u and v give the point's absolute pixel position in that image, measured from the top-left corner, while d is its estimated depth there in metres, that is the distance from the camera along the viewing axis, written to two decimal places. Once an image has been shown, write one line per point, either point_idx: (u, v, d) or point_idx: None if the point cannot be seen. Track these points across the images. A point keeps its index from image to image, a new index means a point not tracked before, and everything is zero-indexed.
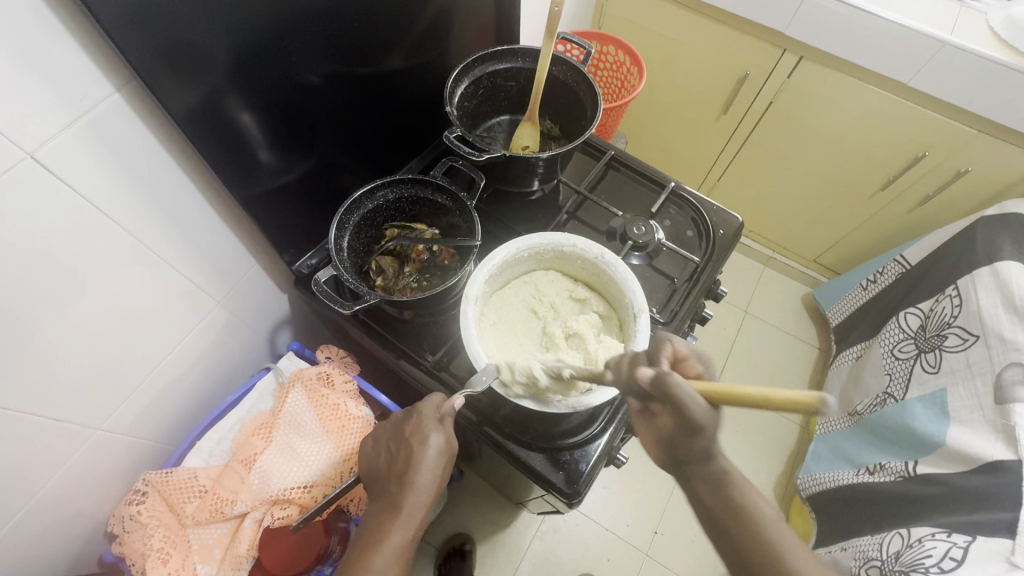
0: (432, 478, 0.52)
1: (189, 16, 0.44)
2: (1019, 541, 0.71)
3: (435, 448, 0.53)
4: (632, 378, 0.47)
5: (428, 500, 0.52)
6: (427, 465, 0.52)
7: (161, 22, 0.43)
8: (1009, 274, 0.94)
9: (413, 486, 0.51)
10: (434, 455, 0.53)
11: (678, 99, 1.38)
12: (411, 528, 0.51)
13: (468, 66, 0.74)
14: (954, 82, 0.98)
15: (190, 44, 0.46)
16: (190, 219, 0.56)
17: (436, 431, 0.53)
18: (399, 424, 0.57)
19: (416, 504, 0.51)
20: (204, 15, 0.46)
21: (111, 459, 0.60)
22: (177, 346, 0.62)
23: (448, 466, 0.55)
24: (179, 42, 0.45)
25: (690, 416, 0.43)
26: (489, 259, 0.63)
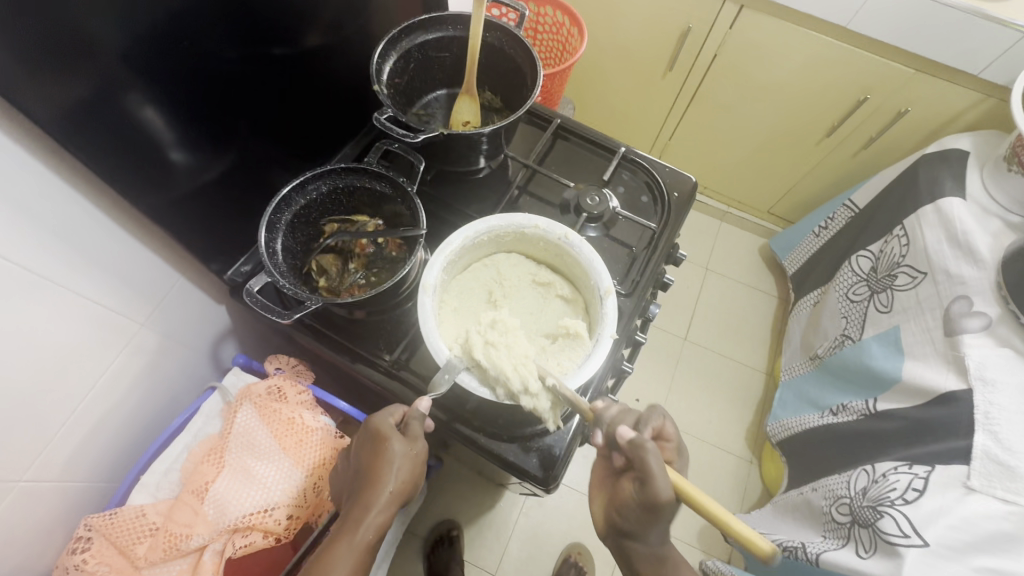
0: (391, 485, 0.49)
1: (56, 3, 0.38)
2: (974, 466, 0.75)
3: (395, 453, 0.50)
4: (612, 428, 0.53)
5: (389, 508, 0.49)
6: (387, 473, 0.50)
7: (21, 8, 0.36)
8: (951, 210, 0.96)
9: (371, 495, 0.49)
10: (394, 461, 0.50)
11: (624, 58, 1.34)
12: (365, 540, 0.47)
13: (394, 39, 0.68)
14: (892, 22, 0.98)
15: (60, 34, 0.39)
16: (90, 235, 0.49)
17: (398, 437, 0.51)
18: (361, 438, 0.54)
19: (371, 514, 0.48)
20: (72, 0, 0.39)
21: (45, 508, 0.55)
22: (102, 378, 0.56)
23: (417, 474, 0.52)
24: (52, 34, 0.38)
25: (651, 488, 0.47)
26: (444, 245, 0.59)
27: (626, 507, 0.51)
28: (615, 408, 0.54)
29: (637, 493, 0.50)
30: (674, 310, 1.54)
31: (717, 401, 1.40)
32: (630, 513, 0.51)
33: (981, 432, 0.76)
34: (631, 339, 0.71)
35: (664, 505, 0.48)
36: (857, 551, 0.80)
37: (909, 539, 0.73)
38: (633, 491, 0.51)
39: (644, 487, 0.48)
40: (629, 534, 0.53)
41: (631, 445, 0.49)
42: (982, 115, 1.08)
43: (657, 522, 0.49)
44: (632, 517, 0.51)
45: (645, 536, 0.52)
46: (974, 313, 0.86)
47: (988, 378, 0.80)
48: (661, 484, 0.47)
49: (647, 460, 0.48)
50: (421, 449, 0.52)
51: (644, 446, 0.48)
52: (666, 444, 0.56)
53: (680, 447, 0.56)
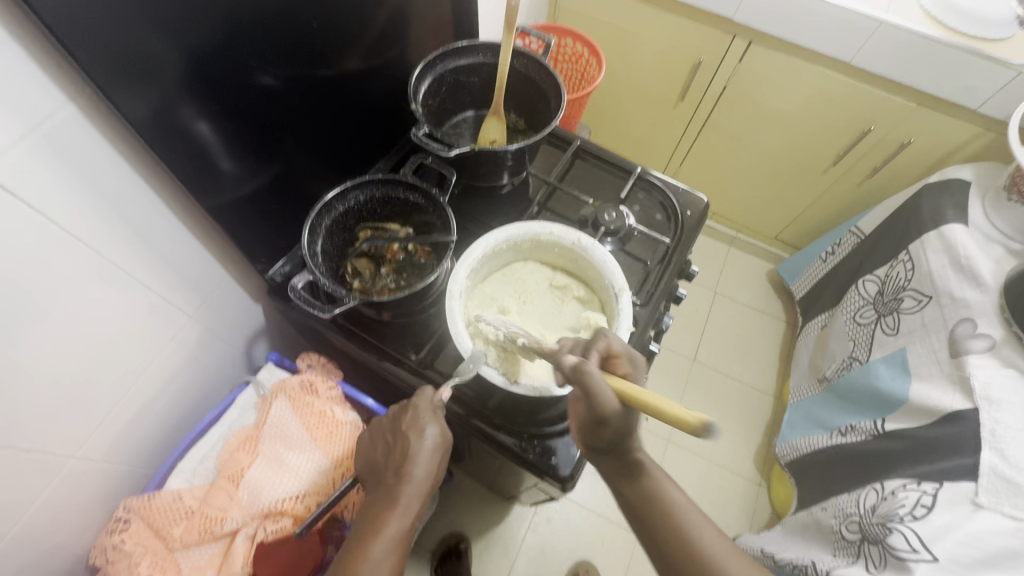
0: (428, 471, 0.53)
1: (137, 24, 0.43)
2: (982, 482, 0.76)
3: (433, 439, 0.53)
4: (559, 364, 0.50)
5: (425, 492, 0.53)
6: (424, 458, 0.53)
7: (112, 25, 0.41)
8: (954, 236, 1.00)
9: (409, 478, 0.52)
10: (430, 448, 0.53)
11: (637, 89, 1.40)
12: (409, 519, 0.51)
13: (430, 63, 0.74)
14: (892, 59, 1.04)
15: (144, 45, 0.44)
16: (154, 232, 0.54)
17: (433, 423, 0.54)
18: (396, 419, 0.57)
19: (412, 495, 0.52)
20: (152, 21, 0.44)
21: (89, 488, 0.58)
22: (149, 366, 0.60)
23: (443, 460, 0.56)
24: (134, 47, 0.43)
25: (596, 411, 0.46)
26: (467, 254, 0.63)
27: (582, 426, 0.51)
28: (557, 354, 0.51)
29: (586, 408, 0.48)
30: (684, 331, 1.56)
31: (726, 422, 1.41)
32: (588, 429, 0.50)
33: (988, 450, 0.78)
34: (645, 348, 0.74)
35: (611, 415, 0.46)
36: (868, 567, 0.81)
37: (918, 553, 0.74)
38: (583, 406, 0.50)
39: (590, 403, 0.47)
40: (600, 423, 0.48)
41: (573, 369, 0.47)
42: (982, 147, 1.12)
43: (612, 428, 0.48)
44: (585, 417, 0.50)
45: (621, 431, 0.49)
46: (979, 335, 0.88)
47: (993, 398, 0.82)
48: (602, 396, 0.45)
49: (585, 377, 0.46)
50: (450, 439, 0.55)
51: (586, 369, 0.46)
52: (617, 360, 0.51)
53: (633, 361, 0.51)
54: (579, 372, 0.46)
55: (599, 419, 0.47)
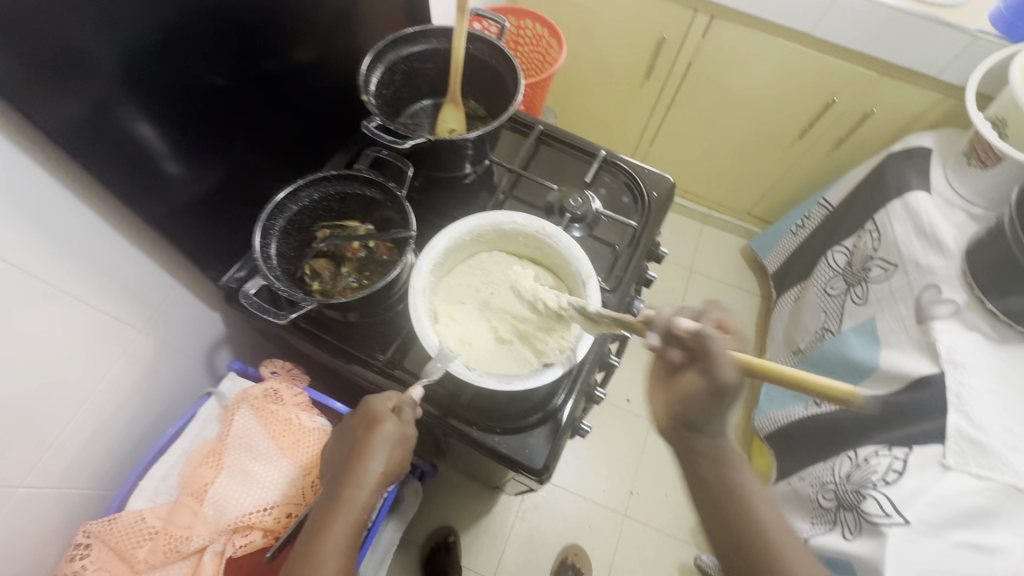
0: (382, 467, 0.51)
1: (53, 21, 0.40)
2: (950, 445, 0.77)
3: (387, 435, 0.51)
4: (667, 327, 0.49)
5: (377, 489, 0.51)
6: (377, 453, 0.51)
7: (25, 23, 0.38)
8: (918, 204, 1.01)
9: (360, 476, 0.50)
10: (385, 444, 0.51)
11: (603, 68, 1.38)
12: (357, 517, 0.50)
13: (380, 51, 0.71)
14: (853, 29, 1.04)
15: (60, 48, 0.41)
16: (90, 244, 0.51)
17: (388, 419, 0.52)
18: (354, 416, 0.55)
19: (361, 493, 0.50)
20: (72, 18, 0.41)
21: (44, 518, 0.55)
22: (98, 385, 0.57)
23: (404, 456, 0.54)
24: (54, 44, 0.41)
25: (717, 375, 0.47)
26: (428, 248, 0.61)
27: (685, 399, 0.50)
28: (668, 313, 0.50)
29: (702, 381, 0.49)
30: (661, 312, 1.57)
31: None
32: (694, 405, 0.50)
33: (954, 413, 0.79)
34: (617, 333, 0.73)
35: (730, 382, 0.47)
36: (844, 533, 0.83)
37: (891, 518, 0.76)
38: (694, 381, 0.49)
39: (708, 377, 0.48)
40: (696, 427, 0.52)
41: (696, 337, 0.47)
42: (942, 114, 1.13)
43: (725, 407, 0.49)
44: (693, 404, 0.50)
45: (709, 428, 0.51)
46: (943, 300, 0.90)
47: (958, 361, 0.83)
48: (725, 367, 0.46)
49: (712, 345, 0.47)
50: (411, 433, 0.53)
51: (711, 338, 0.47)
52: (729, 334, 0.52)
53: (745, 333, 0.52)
54: (703, 338, 0.47)
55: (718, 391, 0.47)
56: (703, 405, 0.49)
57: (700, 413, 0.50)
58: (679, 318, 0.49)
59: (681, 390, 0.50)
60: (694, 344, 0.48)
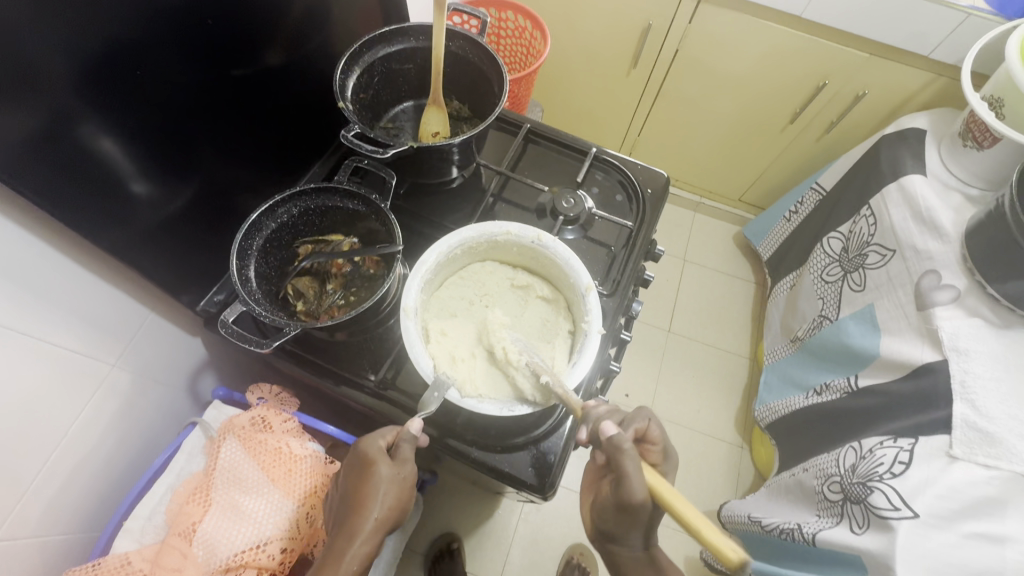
0: (378, 513, 0.49)
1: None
2: (956, 435, 0.76)
3: (383, 477, 0.50)
4: (594, 428, 0.52)
5: (374, 539, 0.48)
6: (373, 499, 0.49)
7: None
8: (914, 188, 0.99)
9: (358, 524, 0.48)
10: (381, 487, 0.50)
11: (588, 58, 1.34)
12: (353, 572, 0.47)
13: (356, 53, 0.67)
14: (844, 8, 1.01)
15: (9, 64, 0.37)
16: (52, 278, 0.48)
17: (383, 461, 0.51)
18: (352, 463, 0.54)
19: (355, 544, 0.47)
20: (16, 31, 0.37)
21: (21, 569, 0.52)
22: (72, 425, 0.54)
23: (404, 501, 0.52)
24: (4, 63, 0.37)
25: (626, 489, 0.48)
26: (419, 264, 0.58)
27: (608, 504, 0.54)
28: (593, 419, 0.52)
29: (613, 493, 0.50)
30: (657, 304, 1.55)
31: (705, 389, 1.42)
32: (609, 515, 0.53)
33: (959, 401, 0.78)
34: (616, 339, 0.70)
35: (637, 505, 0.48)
36: (852, 527, 0.82)
37: (900, 511, 0.75)
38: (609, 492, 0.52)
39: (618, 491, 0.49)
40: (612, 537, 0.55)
41: (611, 444, 0.49)
42: (935, 94, 1.11)
43: (635, 520, 0.50)
44: (610, 512, 0.53)
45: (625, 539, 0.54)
46: (943, 287, 0.88)
47: (961, 348, 0.82)
48: (635, 487, 0.48)
49: (623, 460, 0.48)
50: (409, 473, 0.52)
51: (622, 448, 0.48)
52: (653, 445, 0.55)
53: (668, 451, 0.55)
54: (614, 446, 0.49)
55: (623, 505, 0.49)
56: (618, 514, 0.51)
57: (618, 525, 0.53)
58: (606, 423, 0.51)
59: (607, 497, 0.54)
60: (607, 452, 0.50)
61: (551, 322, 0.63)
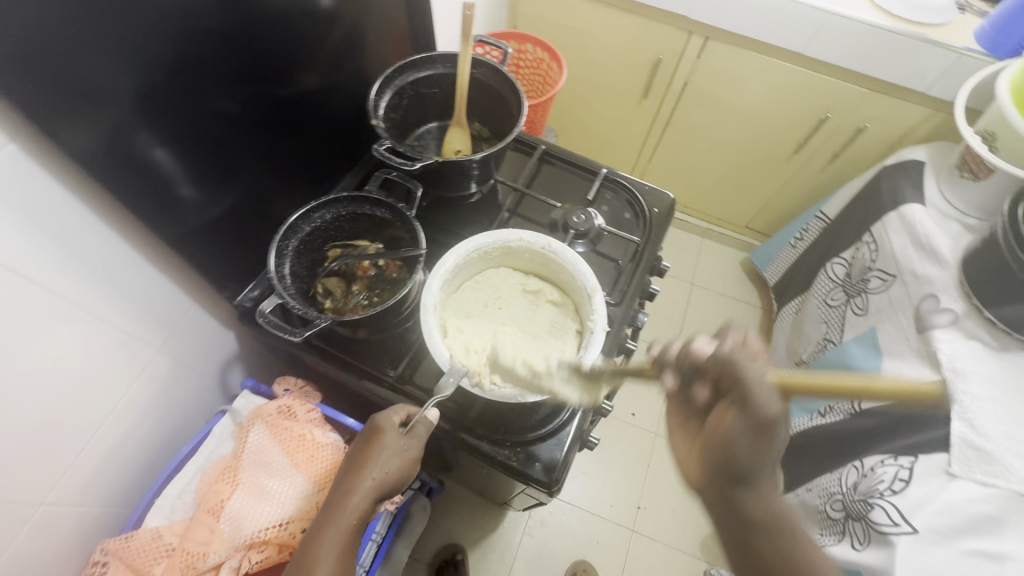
0: (378, 476, 0.53)
1: (76, 51, 0.42)
2: (954, 453, 0.78)
3: (387, 446, 0.54)
4: (682, 356, 0.50)
5: (372, 497, 0.53)
6: (374, 463, 0.54)
7: (50, 58, 0.40)
8: (913, 216, 1.03)
9: (358, 480, 0.53)
10: (385, 455, 0.54)
11: (601, 88, 1.42)
12: (351, 523, 0.52)
13: (388, 78, 0.73)
14: (843, 47, 1.07)
15: (86, 78, 0.43)
16: (115, 267, 0.53)
17: (390, 431, 0.55)
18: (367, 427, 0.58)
19: (355, 499, 0.53)
20: (95, 50, 0.43)
21: (62, 536, 0.56)
22: (116, 405, 0.58)
23: (406, 469, 0.55)
24: (80, 77, 0.42)
25: (755, 402, 0.45)
26: (439, 265, 0.63)
27: (727, 438, 0.48)
28: (677, 345, 0.51)
29: (739, 417, 0.47)
30: (664, 326, 1.58)
31: None
32: (740, 444, 0.47)
33: (958, 421, 0.79)
34: (622, 347, 0.74)
35: (774, 417, 0.45)
36: (853, 544, 0.83)
37: (899, 527, 0.76)
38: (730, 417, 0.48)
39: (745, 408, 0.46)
40: (740, 479, 0.48)
41: (719, 359, 0.47)
42: (933, 129, 1.16)
43: (772, 442, 0.46)
44: (737, 441, 0.47)
45: (757, 473, 0.47)
46: (942, 310, 0.91)
47: (959, 369, 0.83)
48: (764, 398, 0.45)
49: (738, 368, 0.46)
50: (415, 447, 0.55)
51: (739, 359, 0.47)
52: None
53: None
54: (726, 359, 0.47)
55: (761, 426, 0.45)
56: (749, 440, 0.46)
57: (748, 452, 0.47)
58: (697, 342, 0.50)
59: (721, 428, 0.48)
60: (717, 367, 0.48)
61: (559, 324, 0.68)
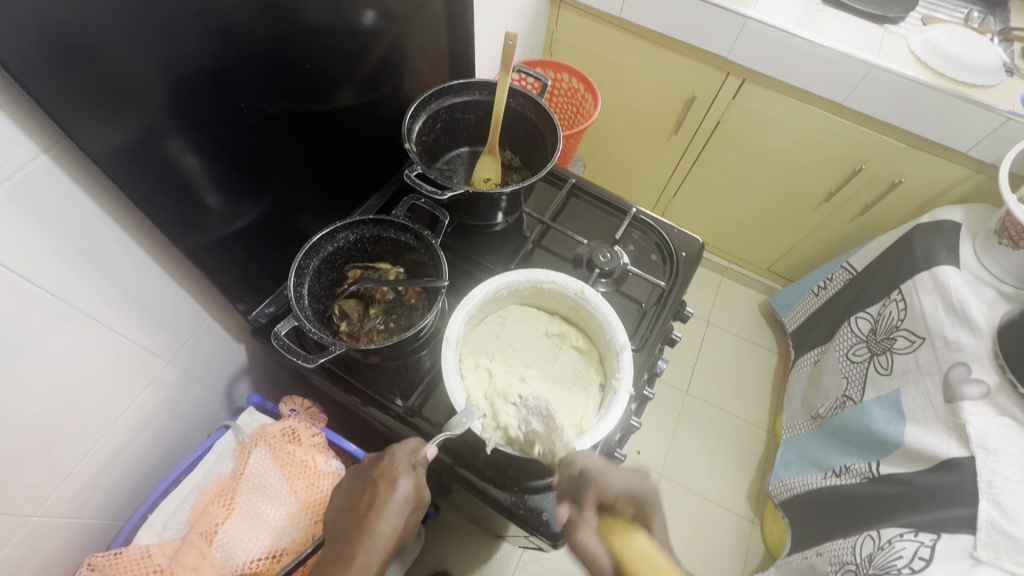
0: (393, 529, 0.49)
1: (120, 51, 0.41)
2: (979, 536, 0.74)
3: (403, 495, 0.50)
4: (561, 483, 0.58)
5: (387, 552, 0.49)
6: (390, 513, 0.49)
7: (90, 56, 0.39)
8: (946, 278, 1.00)
9: (370, 536, 0.48)
10: (401, 504, 0.50)
11: (631, 120, 1.41)
12: None
13: (424, 101, 0.73)
14: (883, 101, 1.05)
15: (124, 77, 0.42)
16: (133, 277, 0.52)
17: (407, 476, 0.51)
18: (369, 469, 0.53)
19: (369, 556, 0.48)
20: (138, 52, 0.42)
21: (50, 548, 0.54)
22: (120, 414, 0.57)
23: (415, 518, 0.52)
24: (118, 78, 0.41)
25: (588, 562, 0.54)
26: (466, 300, 0.61)
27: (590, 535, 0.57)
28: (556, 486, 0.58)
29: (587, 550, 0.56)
30: (677, 364, 1.55)
31: (719, 456, 1.39)
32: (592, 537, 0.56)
33: (985, 501, 0.76)
34: (639, 394, 0.71)
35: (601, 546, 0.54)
36: None
37: None
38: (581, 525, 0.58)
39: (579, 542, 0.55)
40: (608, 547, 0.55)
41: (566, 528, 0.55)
42: (971, 189, 1.13)
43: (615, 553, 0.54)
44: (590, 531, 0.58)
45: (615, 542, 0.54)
46: (973, 380, 0.88)
47: (989, 446, 0.80)
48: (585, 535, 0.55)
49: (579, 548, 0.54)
50: (426, 494, 0.52)
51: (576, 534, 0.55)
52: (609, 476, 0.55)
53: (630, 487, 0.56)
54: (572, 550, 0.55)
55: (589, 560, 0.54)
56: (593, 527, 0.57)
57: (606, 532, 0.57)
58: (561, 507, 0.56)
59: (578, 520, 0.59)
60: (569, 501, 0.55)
61: (581, 372, 0.65)
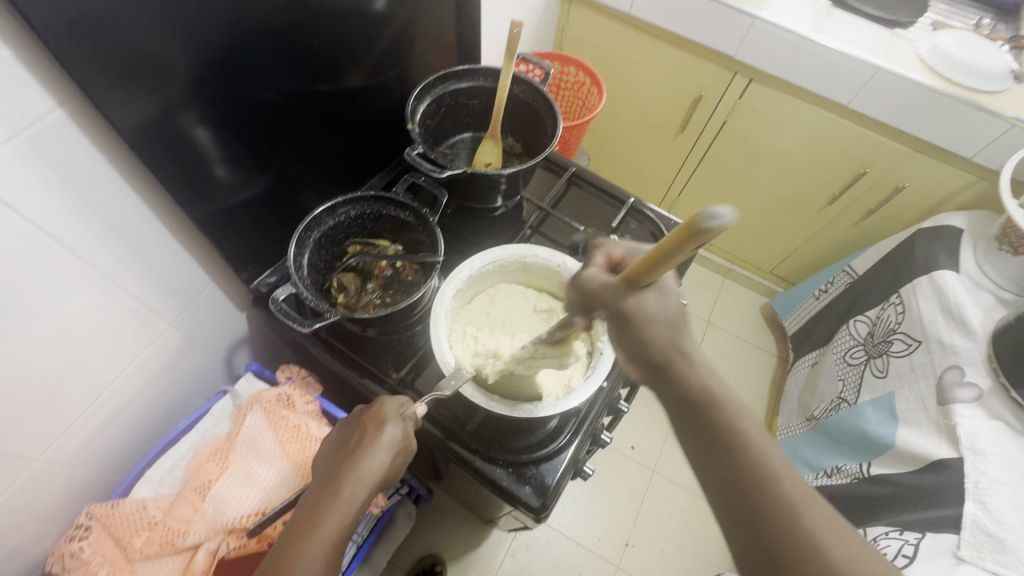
0: (380, 468, 0.50)
1: (141, 30, 0.43)
2: (964, 536, 0.74)
3: (390, 438, 0.51)
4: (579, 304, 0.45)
5: (373, 489, 0.50)
6: (377, 453, 0.51)
7: (114, 34, 0.41)
8: (946, 282, 1.00)
9: (357, 472, 0.50)
10: (387, 446, 0.51)
11: (638, 117, 1.42)
12: (349, 514, 0.49)
13: (429, 85, 0.75)
14: (889, 104, 1.06)
15: (144, 54, 0.44)
16: (140, 238, 0.54)
17: (394, 422, 0.52)
18: (360, 416, 0.55)
19: (356, 490, 0.49)
20: (157, 30, 0.44)
21: (52, 495, 0.57)
22: (124, 370, 0.59)
23: (402, 463, 0.53)
24: (139, 53, 0.44)
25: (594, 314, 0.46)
26: (454, 274, 0.63)
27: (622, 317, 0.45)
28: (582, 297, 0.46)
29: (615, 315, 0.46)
30: None
31: None
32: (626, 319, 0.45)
33: (971, 502, 0.76)
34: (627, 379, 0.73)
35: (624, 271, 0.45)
36: None
37: None
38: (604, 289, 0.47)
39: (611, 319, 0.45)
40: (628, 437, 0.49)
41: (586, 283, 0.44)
42: (975, 196, 1.13)
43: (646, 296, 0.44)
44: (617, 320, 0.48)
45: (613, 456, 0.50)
46: (966, 384, 0.88)
47: (978, 448, 0.81)
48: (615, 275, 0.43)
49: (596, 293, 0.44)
50: (413, 441, 0.54)
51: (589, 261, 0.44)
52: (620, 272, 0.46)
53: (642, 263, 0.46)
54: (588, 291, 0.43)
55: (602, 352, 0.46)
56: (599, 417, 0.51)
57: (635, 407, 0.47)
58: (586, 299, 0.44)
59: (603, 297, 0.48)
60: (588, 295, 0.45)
61: None
